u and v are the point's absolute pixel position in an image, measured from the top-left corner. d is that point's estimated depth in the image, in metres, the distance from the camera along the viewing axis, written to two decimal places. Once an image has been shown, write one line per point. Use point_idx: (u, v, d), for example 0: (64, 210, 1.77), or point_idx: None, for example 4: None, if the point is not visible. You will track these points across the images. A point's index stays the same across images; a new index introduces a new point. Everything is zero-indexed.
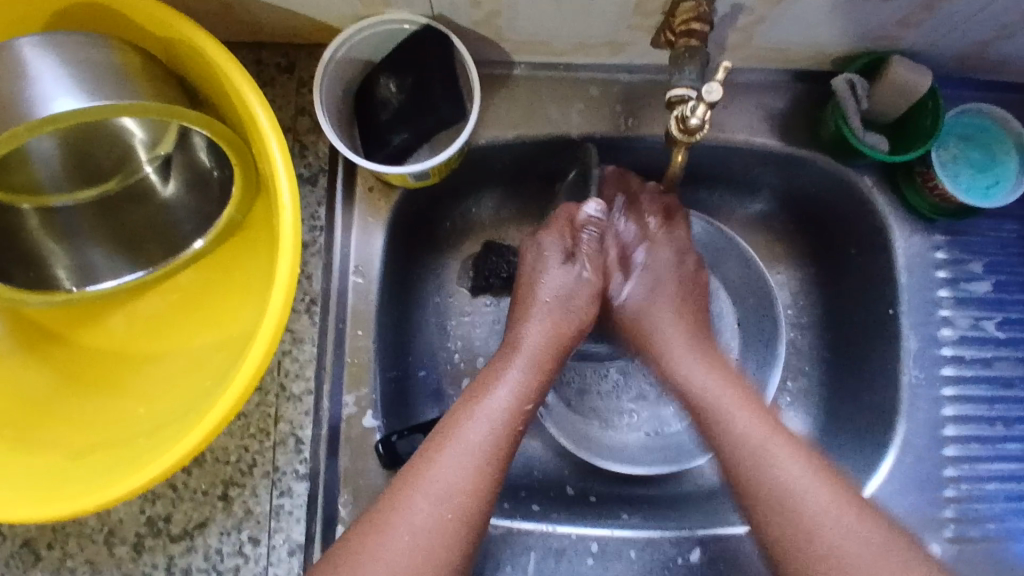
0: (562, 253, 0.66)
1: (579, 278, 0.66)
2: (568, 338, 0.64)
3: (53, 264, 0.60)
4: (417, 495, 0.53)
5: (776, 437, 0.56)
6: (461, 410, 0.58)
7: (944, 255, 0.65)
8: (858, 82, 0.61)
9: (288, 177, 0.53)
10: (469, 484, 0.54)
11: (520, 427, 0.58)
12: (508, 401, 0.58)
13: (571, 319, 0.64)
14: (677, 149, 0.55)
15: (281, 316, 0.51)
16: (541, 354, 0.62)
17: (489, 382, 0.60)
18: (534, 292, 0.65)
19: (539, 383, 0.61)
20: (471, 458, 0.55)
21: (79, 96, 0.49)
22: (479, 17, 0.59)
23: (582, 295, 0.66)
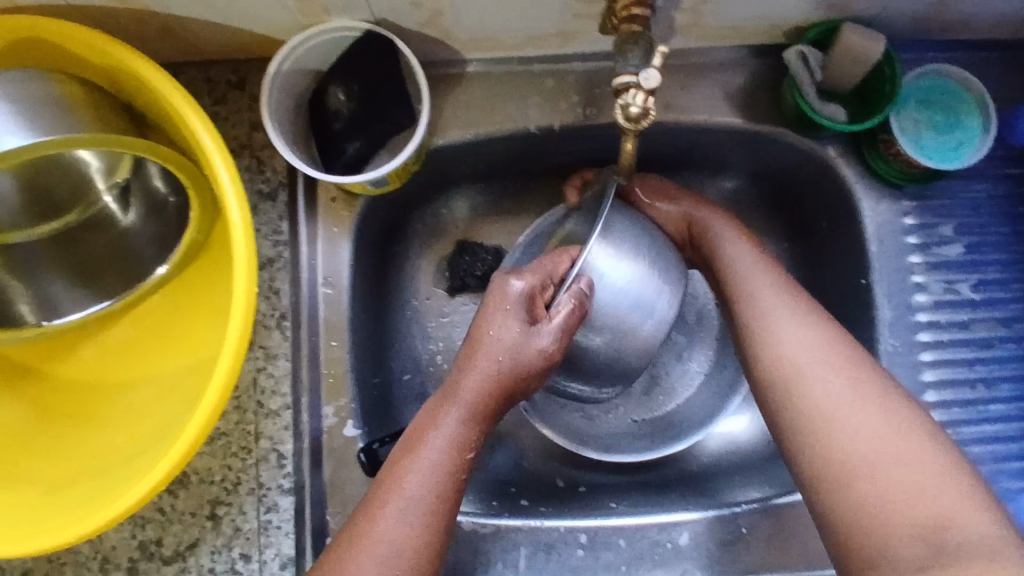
0: (526, 314, 0.56)
1: (534, 347, 0.55)
2: (511, 390, 0.57)
3: (16, 301, 0.60)
4: (363, 553, 0.50)
5: (831, 400, 0.50)
6: (403, 457, 0.54)
7: (913, 221, 0.64)
8: (810, 53, 0.60)
9: (237, 196, 0.52)
10: (417, 537, 0.51)
11: (462, 476, 0.54)
12: (444, 451, 0.54)
13: (510, 371, 0.55)
14: (626, 138, 0.54)
15: (242, 333, 0.52)
16: (480, 408, 0.55)
17: (427, 431, 0.55)
18: (477, 352, 0.56)
19: (474, 434, 0.55)
20: (415, 511, 0.52)
21: (22, 134, 0.49)
22: (422, 18, 0.59)
23: (531, 359, 0.56)
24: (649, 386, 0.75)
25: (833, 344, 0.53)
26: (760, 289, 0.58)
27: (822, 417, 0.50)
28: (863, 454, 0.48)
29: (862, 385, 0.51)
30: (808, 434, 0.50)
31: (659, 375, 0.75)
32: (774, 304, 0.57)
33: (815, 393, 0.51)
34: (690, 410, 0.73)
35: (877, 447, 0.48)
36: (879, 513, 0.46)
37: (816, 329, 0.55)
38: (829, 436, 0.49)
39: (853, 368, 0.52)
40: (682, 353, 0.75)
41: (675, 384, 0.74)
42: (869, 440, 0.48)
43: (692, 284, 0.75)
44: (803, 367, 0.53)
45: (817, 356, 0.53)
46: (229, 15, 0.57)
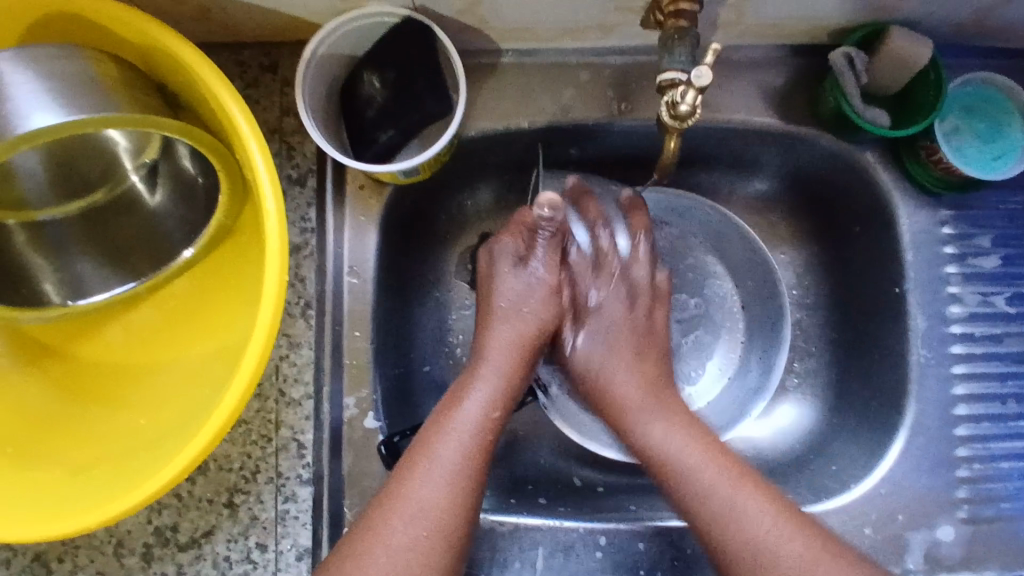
0: (514, 258, 0.65)
1: (531, 279, 0.65)
2: (532, 342, 0.63)
3: (41, 280, 0.59)
4: (395, 515, 0.52)
5: (702, 495, 0.59)
6: (433, 425, 0.57)
7: (950, 230, 0.63)
8: (856, 55, 0.59)
9: (271, 182, 0.51)
10: (445, 500, 0.53)
11: (490, 439, 0.57)
12: (475, 415, 0.57)
13: (530, 324, 0.63)
14: (670, 137, 0.53)
15: (272, 322, 0.51)
16: (509, 366, 0.61)
17: (457, 399, 0.59)
18: (493, 298, 0.65)
19: (507, 393, 0.60)
20: (443, 473, 0.54)
21: (58, 111, 0.48)
22: (461, 6, 0.58)
23: (539, 295, 0.65)
24: None
25: (690, 436, 0.63)
26: (615, 375, 0.66)
27: (717, 507, 0.58)
28: (754, 528, 0.57)
29: (713, 460, 0.61)
30: (709, 517, 0.58)
31: (684, 374, 0.73)
32: (643, 408, 0.64)
33: (684, 487, 0.60)
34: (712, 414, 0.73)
35: (764, 523, 0.57)
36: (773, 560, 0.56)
37: (701, 444, 0.62)
38: (735, 509, 0.58)
39: (718, 456, 0.61)
40: (708, 353, 0.73)
41: (696, 386, 0.72)
42: (760, 514, 0.58)
43: (718, 283, 0.74)
44: (684, 477, 0.60)
45: (702, 461, 0.60)
46: None
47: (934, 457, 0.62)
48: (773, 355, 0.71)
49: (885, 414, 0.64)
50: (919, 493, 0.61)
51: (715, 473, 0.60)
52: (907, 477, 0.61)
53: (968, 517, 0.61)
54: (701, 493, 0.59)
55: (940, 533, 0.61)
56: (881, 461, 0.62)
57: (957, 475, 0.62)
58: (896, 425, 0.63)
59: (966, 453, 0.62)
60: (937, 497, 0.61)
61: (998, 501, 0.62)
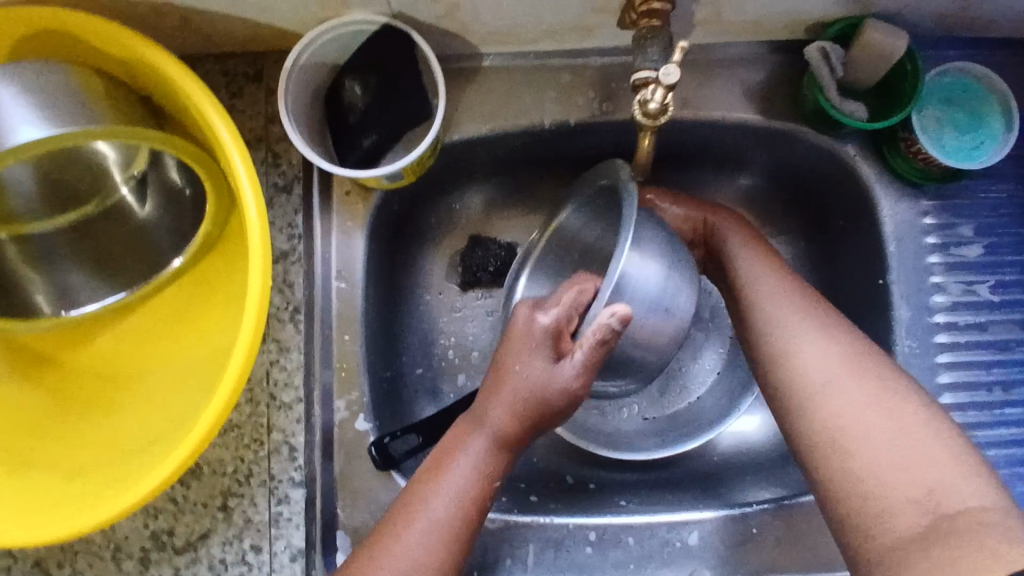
0: (550, 349, 0.56)
1: (560, 383, 0.54)
2: (541, 421, 0.55)
3: (33, 291, 0.61)
4: (382, 574, 0.51)
5: (823, 386, 0.52)
6: (425, 479, 0.55)
7: (932, 220, 0.64)
8: (832, 48, 0.60)
9: (253, 189, 0.52)
10: (434, 566, 0.52)
11: (484, 503, 0.55)
12: (468, 478, 0.54)
13: (540, 415, 0.55)
14: (644, 133, 0.54)
15: (257, 327, 0.52)
16: (507, 438, 0.55)
17: (452, 455, 0.55)
18: (502, 386, 0.55)
19: (502, 460, 0.56)
20: (431, 536, 0.52)
21: (41, 125, 0.49)
22: (439, 12, 0.59)
23: (556, 394, 0.54)
24: (664, 385, 0.74)
25: (798, 297, 0.58)
26: (755, 270, 0.61)
27: (810, 389, 0.52)
28: (868, 469, 0.48)
29: (869, 371, 0.51)
30: (796, 398, 0.53)
31: (675, 372, 0.74)
32: (773, 292, 0.59)
33: (801, 365, 0.53)
34: (702, 409, 0.73)
35: (875, 459, 0.47)
36: (873, 500, 0.47)
37: (840, 339, 0.53)
38: (835, 445, 0.49)
39: (874, 391, 0.50)
40: (698, 350, 0.74)
41: (688, 381, 0.74)
42: (861, 391, 0.51)
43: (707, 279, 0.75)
44: (797, 365, 0.53)
45: (805, 326, 0.55)
46: (246, 7, 0.57)
47: None
48: None
49: None
50: None
51: (813, 356, 0.53)
52: None
53: None
54: (778, 351, 0.55)
55: None
56: None
57: None
58: None
59: None
60: None
61: None
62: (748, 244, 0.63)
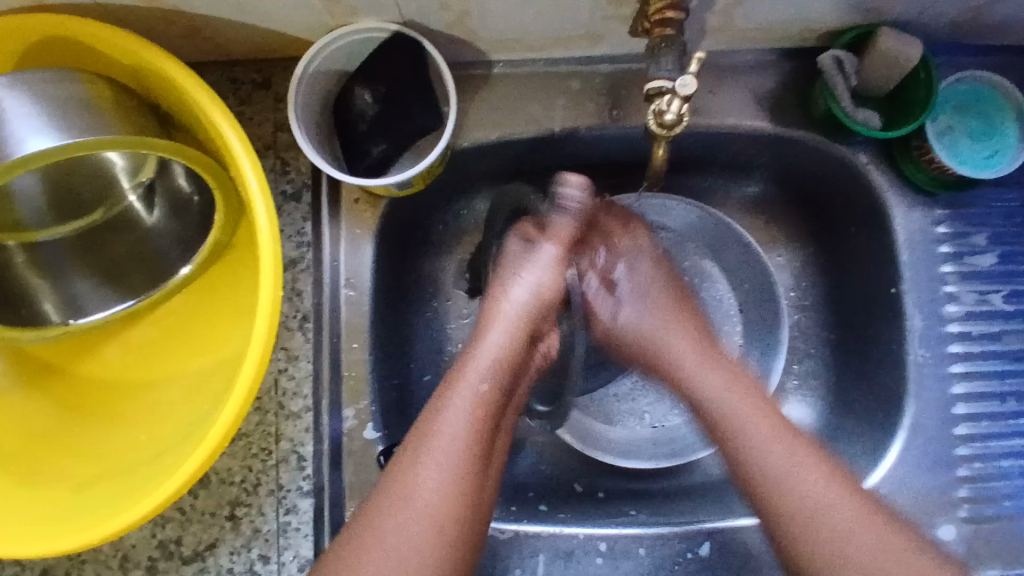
0: (542, 254, 0.62)
1: (544, 262, 0.62)
2: (533, 321, 0.61)
3: (41, 301, 0.60)
4: (397, 513, 0.51)
5: (782, 475, 0.53)
6: (429, 410, 0.56)
7: (946, 229, 0.63)
8: (845, 57, 0.59)
9: (264, 198, 0.52)
10: (450, 488, 0.53)
11: (490, 420, 0.56)
12: (473, 395, 0.56)
13: (536, 311, 0.61)
14: (657, 144, 0.54)
15: (267, 337, 0.51)
16: (507, 350, 0.59)
17: (453, 381, 0.57)
18: (498, 309, 0.61)
19: (505, 384, 0.58)
20: (444, 458, 0.53)
21: (51, 135, 0.48)
22: (449, 19, 0.58)
23: (552, 291, 0.62)
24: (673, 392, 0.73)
25: (711, 366, 0.61)
26: (673, 341, 0.64)
27: (770, 475, 0.54)
28: (810, 499, 0.52)
29: (813, 458, 0.54)
30: (766, 478, 0.54)
31: None
32: (700, 366, 0.61)
33: (764, 457, 0.54)
34: None
35: (815, 490, 0.52)
36: (819, 523, 0.51)
37: (745, 393, 0.59)
38: (784, 473, 0.53)
39: (802, 447, 0.55)
40: None
41: None
42: (808, 475, 0.53)
43: (716, 287, 0.74)
44: (750, 443, 0.55)
45: (762, 432, 0.55)
46: (255, 14, 0.57)
47: (934, 456, 0.61)
48: (771, 358, 0.70)
49: (884, 415, 0.64)
50: (919, 493, 0.61)
51: (773, 447, 0.55)
52: (908, 477, 0.61)
53: (969, 516, 0.61)
54: (738, 427, 0.56)
55: (941, 532, 0.60)
56: (880, 462, 0.62)
57: (957, 475, 0.61)
58: (894, 426, 0.62)
59: (966, 452, 0.62)
60: (938, 497, 0.61)
61: (999, 500, 0.61)
62: (675, 328, 0.64)
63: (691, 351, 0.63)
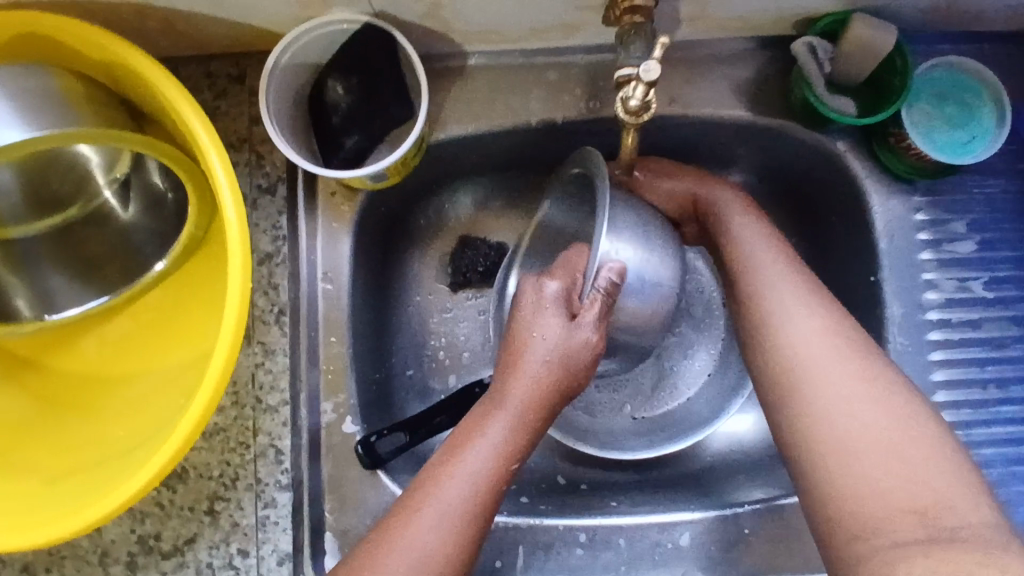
0: (564, 309, 0.57)
1: (581, 341, 0.57)
2: (561, 389, 0.57)
3: (14, 295, 0.60)
4: (392, 557, 0.50)
5: (811, 364, 0.52)
6: (439, 467, 0.54)
7: (925, 216, 0.63)
8: (819, 45, 0.59)
9: (232, 189, 0.52)
10: (446, 550, 0.51)
11: (500, 487, 0.54)
12: (486, 464, 0.54)
13: (554, 372, 0.56)
14: (626, 131, 0.53)
15: (236, 330, 0.51)
16: (530, 402, 0.56)
17: (471, 435, 0.55)
18: (521, 359, 0.57)
19: (522, 438, 0.56)
20: (446, 520, 0.51)
21: (16, 128, 0.48)
22: (421, 11, 0.58)
23: (578, 355, 0.57)
24: (656, 382, 0.73)
25: (789, 274, 0.58)
26: (767, 273, 0.58)
27: (806, 382, 0.51)
28: (847, 429, 0.48)
29: (866, 373, 0.51)
30: (794, 408, 0.51)
31: (667, 371, 0.73)
32: (776, 279, 0.58)
33: (792, 334, 0.54)
34: (694, 408, 0.72)
35: (862, 459, 0.47)
36: (860, 508, 0.46)
37: (839, 334, 0.53)
38: (806, 421, 0.50)
39: (847, 345, 0.52)
40: (689, 348, 0.74)
41: (679, 382, 0.73)
42: (868, 413, 0.49)
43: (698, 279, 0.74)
44: (781, 327, 0.55)
45: (806, 322, 0.54)
46: (224, 7, 0.56)
47: None
48: None
49: None
50: None
51: (799, 325, 0.54)
52: None
53: None
54: (763, 321, 0.56)
55: None
56: None
57: None
58: None
59: None
60: None
61: None
62: (748, 219, 0.62)
63: (772, 265, 0.59)
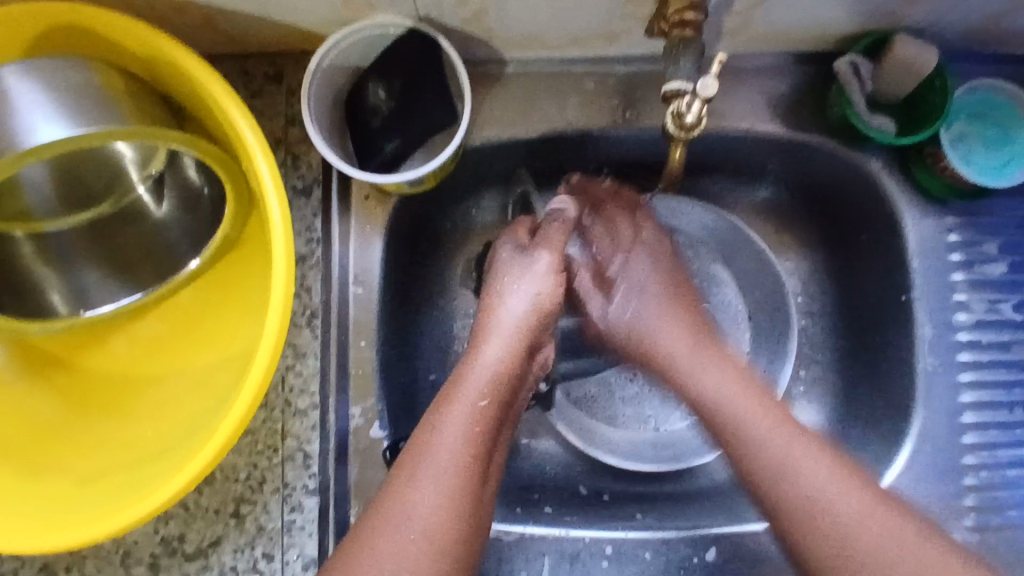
0: (519, 249, 0.64)
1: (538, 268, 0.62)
2: (530, 334, 0.60)
3: (47, 290, 0.60)
4: (390, 526, 0.51)
5: (768, 455, 0.54)
6: (426, 430, 0.55)
7: (957, 237, 0.63)
8: (862, 63, 0.59)
9: (277, 193, 0.51)
10: (442, 512, 0.52)
11: (485, 439, 0.55)
12: (466, 414, 0.55)
13: (531, 314, 0.61)
14: (675, 145, 0.54)
15: (278, 336, 0.51)
16: (511, 354, 0.59)
17: (451, 396, 0.56)
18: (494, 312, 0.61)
19: (498, 386, 0.57)
20: (439, 483, 0.52)
21: (64, 125, 0.48)
22: (466, 15, 0.58)
23: (544, 282, 0.62)
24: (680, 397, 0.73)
25: (698, 351, 0.61)
26: (659, 339, 0.63)
27: (789, 467, 0.53)
28: (805, 471, 0.53)
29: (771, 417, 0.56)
30: (738, 445, 0.56)
31: None
32: (694, 364, 0.60)
33: (755, 419, 0.56)
34: None
35: (823, 486, 0.52)
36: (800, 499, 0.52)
37: (737, 380, 0.59)
38: (792, 459, 0.53)
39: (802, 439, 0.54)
40: None
41: None
42: (842, 495, 0.51)
43: (724, 291, 0.73)
44: (746, 425, 0.55)
45: (738, 398, 0.57)
46: (269, 6, 0.56)
47: (942, 465, 0.61)
48: (779, 364, 0.70)
49: (893, 420, 0.64)
50: (925, 502, 0.61)
51: (777, 436, 0.54)
52: (915, 485, 0.61)
53: (975, 525, 0.61)
54: (733, 421, 0.56)
55: None
56: (887, 470, 0.62)
57: (965, 483, 0.61)
58: (902, 433, 0.62)
59: (974, 461, 0.62)
60: (945, 505, 0.61)
61: (1006, 509, 0.61)
62: (670, 316, 0.64)
63: (683, 347, 0.62)
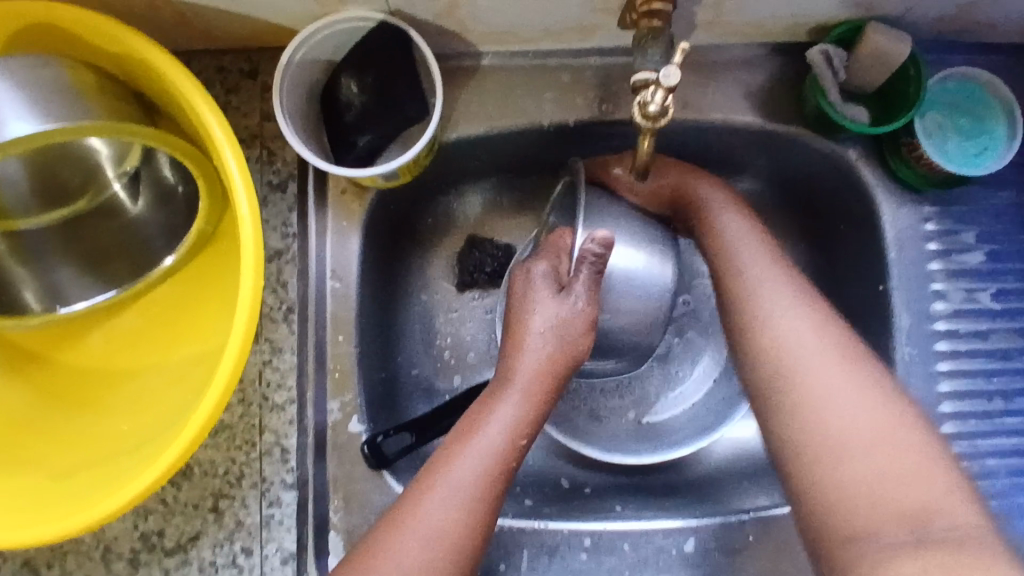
0: (554, 286, 0.60)
1: (573, 310, 0.59)
2: (563, 370, 0.60)
3: (21, 287, 0.60)
4: (406, 534, 0.51)
5: (814, 374, 0.50)
6: (453, 447, 0.55)
7: (934, 227, 0.63)
8: (834, 53, 0.59)
9: (246, 187, 0.52)
10: (458, 524, 0.52)
11: (512, 466, 0.55)
12: (499, 439, 0.55)
13: (564, 351, 0.59)
14: (643, 136, 0.53)
15: (248, 329, 0.51)
16: (536, 388, 0.58)
17: (482, 418, 0.57)
18: (523, 331, 0.60)
19: (531, 417, 0.57)
20: (457, 500, 0.52)
21: (31, 120, 0.48)
22: (437, 10, 0.58)
23: (576, 326, 0.59)
24: (661, 389, 0.73)
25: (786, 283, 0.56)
26: (748, 260, 0.59)
27: (809, 401, 0.49)
28: (823, 374, 0.50)
29: (840, 343, 0.52)
30: (761, 365, 0.53)
31: (673, 375, 0.73)
32: (774, 287, 0.56)
33: (777, 334, 0.53)
34: (699, 414, 0.72)
35: (838, 393, 0.49)
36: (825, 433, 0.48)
37: (814, 315, 0.54)
38: (802, 377, 0.51)
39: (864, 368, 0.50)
40: (695, 352, 0.74)
41: (683, 387, 0.73)
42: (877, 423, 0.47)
43: (705, 284, 0.74)
44: (767, 323, 0.54)
45: (772, 310, 0.55)
46: (240, 3, 0.56)
47: None
48: None
49: None
50: None
51: (803, 352, 0.52)
52: None
53: None
54: (774, 338, 0.53)
55: None
56: None
57: None
58: None
59: (953, 450, 0.62)
60: None
61: (986, 499, 0.61)
62: (750, 244, 0.60)
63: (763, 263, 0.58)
